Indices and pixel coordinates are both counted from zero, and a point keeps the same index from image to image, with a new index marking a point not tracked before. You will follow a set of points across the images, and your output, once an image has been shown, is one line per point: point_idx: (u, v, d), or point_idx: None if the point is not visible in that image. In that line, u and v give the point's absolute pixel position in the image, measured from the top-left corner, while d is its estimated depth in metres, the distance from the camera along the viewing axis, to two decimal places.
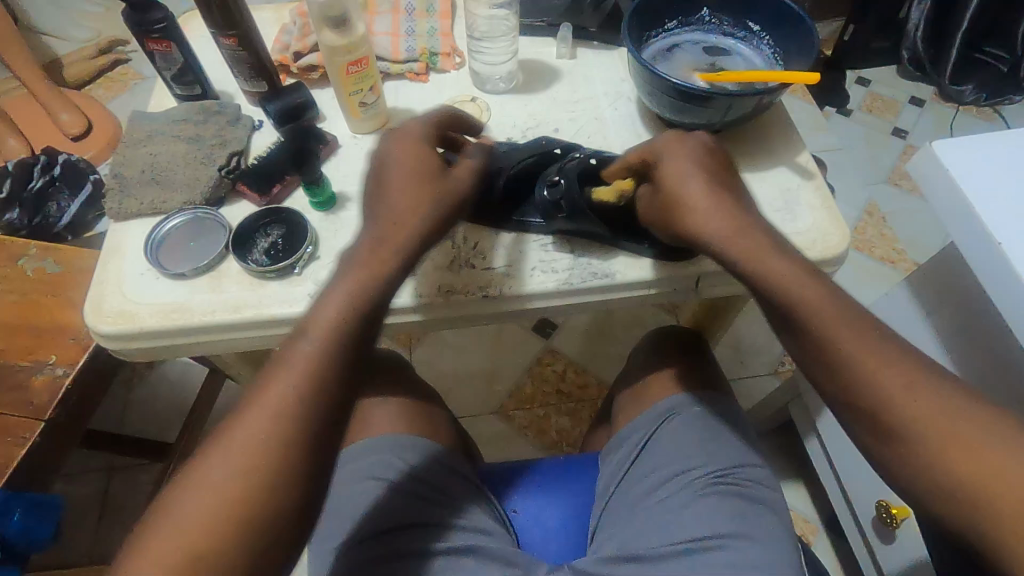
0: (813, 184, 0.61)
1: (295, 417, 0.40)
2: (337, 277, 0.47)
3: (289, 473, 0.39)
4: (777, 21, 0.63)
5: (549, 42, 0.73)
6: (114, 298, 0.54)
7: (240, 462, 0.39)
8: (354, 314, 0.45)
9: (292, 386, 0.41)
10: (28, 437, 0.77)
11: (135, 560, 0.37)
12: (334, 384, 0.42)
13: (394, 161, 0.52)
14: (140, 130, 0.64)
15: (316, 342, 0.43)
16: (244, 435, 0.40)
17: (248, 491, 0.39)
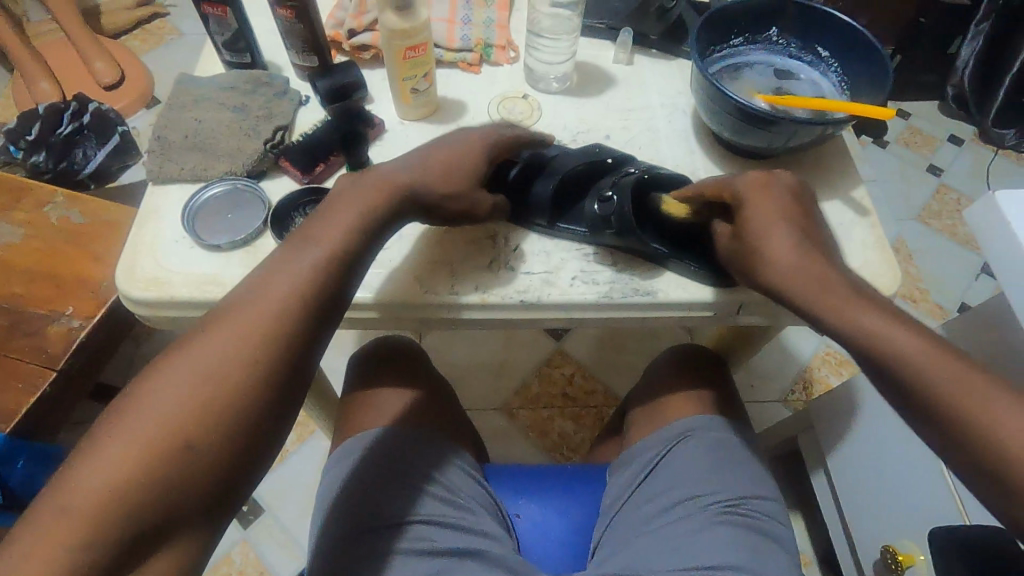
0: (867, 221, 0.59)
1: (267, 342, 0.40)
2: (339, 203, 0.48)
3: (251, 394, 0.39)
4: (848, 49, 0.61)
5: (607, 45, 0.71)
6: (146, 263, 0.54)
7: (224, 359, 0.39)
8: (354, 253, 0.46)
9: (290, 290, 0.42)
10: (39, 385, 0.76)
11: (108, 441, 0.35)
12: (327, 295, 0.44)
13: (439, 153, 0.53)
14: (186, 94, 0.63)
15: (319, 252, 0.44)
16: (216, 347, 0.39)
17: (208, 404, 0.37)
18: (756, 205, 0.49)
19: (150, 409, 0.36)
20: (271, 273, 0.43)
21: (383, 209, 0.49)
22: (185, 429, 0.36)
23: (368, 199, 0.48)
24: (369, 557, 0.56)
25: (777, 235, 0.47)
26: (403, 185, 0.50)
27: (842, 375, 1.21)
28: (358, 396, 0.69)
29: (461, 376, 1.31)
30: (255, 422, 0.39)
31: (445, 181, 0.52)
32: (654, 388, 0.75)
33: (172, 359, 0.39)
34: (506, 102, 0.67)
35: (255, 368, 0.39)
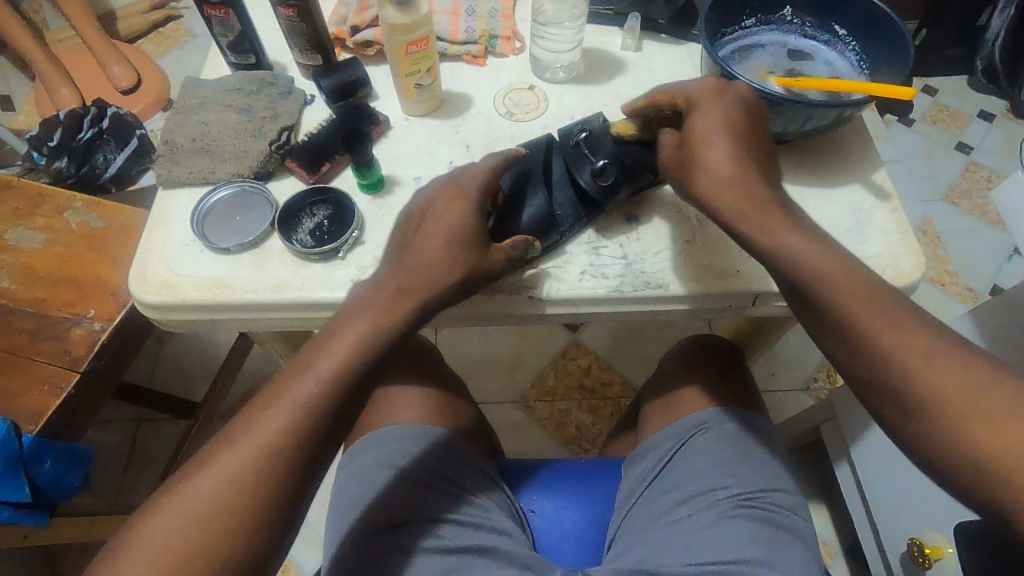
0: (888, 206, 0.57)
1: (273, 468, 0.40)
2: (347, 316, 0.45)
3: (257, 525, 0.39)
4: (866, 26, 0.58)
5: (615, 31, 0.70)
6: (157, 267, 0.54)
7: (223, 495, 0.39)
8: (365, 373, 0.44)
9: (289, 422, 0.41)
10: (63, 387, 0.78)
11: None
12: (332, 428, 0.42)
13: (439, 218, 0.49)
14: (192, 97, 0.63)
15: (319, 386, 0.42)
16: (224, 473, 0.39)
17: (215, 534, 0.38)
18: (700, 114, 0.49)
19: (161, 535, 0.38)
20: (286, 390, 0.42)
21: (390, 325, 0.45)
22: (196, 556, 0.38)
23: (383, 306, 0.46)
24: (384, 554, 0.56)
25: (715, 146, 0.47)
26: (412, 284, 0.47)
27: None
28: (371, 393, 0.70)
29: (477, 370, 1.31)
30: (260, 551, 0.40)
31: (449, 261, 0.48)
32: (668, 380, 0.73)
33: (188, 478, 0.40)
34: (511, 94, 0.66)
35: (262, 499, 0.40)
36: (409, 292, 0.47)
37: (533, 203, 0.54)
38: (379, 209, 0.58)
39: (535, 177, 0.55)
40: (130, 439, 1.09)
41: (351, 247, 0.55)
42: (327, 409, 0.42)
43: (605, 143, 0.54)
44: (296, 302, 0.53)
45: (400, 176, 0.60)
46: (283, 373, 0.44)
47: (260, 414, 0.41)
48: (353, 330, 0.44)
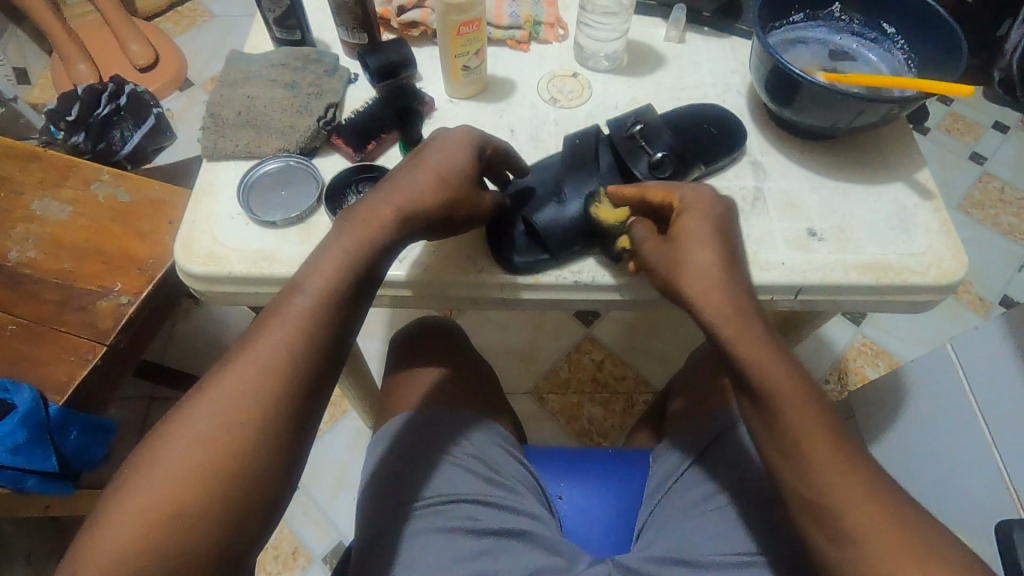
0: (931, 205, 0.58)
1: (270, 384, 0.41)
2: (334, 235, 0.47)
3: (270, 434, 0.40)
4: (917, 25, 0.58)
5: (658, 23, 0.70)
6: (203, 238, 0.54)
7: (222, 414, 0.39)
8: (352, 290, 0.45)
9: (283, 339, 0.42)
10: (90, 359, 0.78)
11: (123, 502, 0.37)
12: (326, 344, 0.43)
13: (421, 163, 0.50)
14: (237, 71, 0.63)
15: (310, 299, 0.43)
16: (232, 387, 0.40)
17: (229, 444, 0.39)
18: (688, 220, 0.50)
19: (173, 452, 0.38)
20: (284, 306, 0.43)
21: (377, 244, 0.46)
22: (202, 472, 0.38)
23: (369, 227, 0.46)
24: (417, 532, 0.57)
25: (703, 247, 0.48)
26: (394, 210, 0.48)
27: (878, 366, 1.19)
28: (402, 375, 0.70)
29: (490, 361, 1.31)
30: (276, 462, 0.40)
31: (433, 188, 0.48)
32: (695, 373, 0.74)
33: (195, 400, 0.40)
34: (555, 81, 0.66)
35: (270, 407, 0.40)
36: (392, 217, 0.47)
37: (585, 184, 0.54)
38: None
39: (589, 163, 0.55)
40: (144, 416, 1.09)
41: None
42: (326, 320, 0.43)
43: (663, 136, 0.55)
44: None
45: None
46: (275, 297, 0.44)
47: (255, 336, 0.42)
48: (337, 248, 0.45)
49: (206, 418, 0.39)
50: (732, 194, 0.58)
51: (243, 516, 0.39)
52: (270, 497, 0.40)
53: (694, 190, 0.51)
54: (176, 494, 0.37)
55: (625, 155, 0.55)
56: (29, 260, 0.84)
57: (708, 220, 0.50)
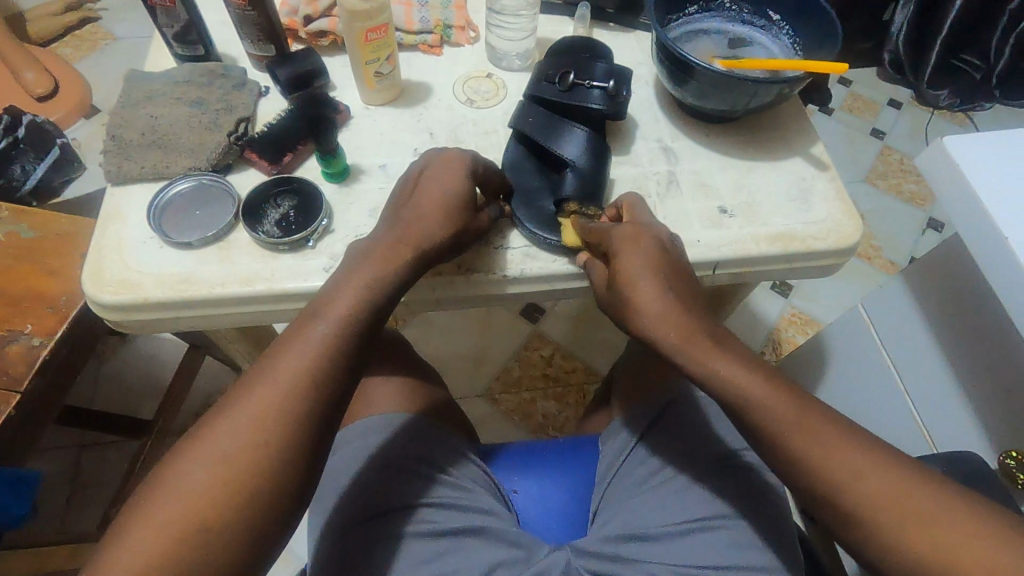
0: (828, 175, 0.62)
1: (294, 407, 0.41)
2: (353, 264, 0.48)
3: (286, 459, 0.40)
4: (799, 11, 0.63)
5: (566, 21, 0.72)
6: (114, 267, 0.52)
7: (243, 434, 0.40)
8: (371, 316, 0.46)
9: (305, 363, 0.42)
10: (2, 409, 0.73)
11: (139, 525, 0.37)
12: (344, 368, 0.44)
13: (424, 193, 0.52)
14: (139, 91, 0.60)
15: (331, 325, 0.44)
16: (248, 409, 0.41)
17: (246, 468, 0.39)
18: (624, 262, 0.51)
19: (194, 472, 0.39)
20: (303, 332, 0.44)
21: (393, 271, 0.48)
22: (223, 490, 0.38)
23: (383, 259, 0.48)
24: (374, 543, 0.56)
25: (642, 286, 0.49)
26: (409, 235, 0.50)
27: (807, 334, 1.26)
28: None
29: (442, 367, 1.31)
30: (292, 488, 0.40)
31: (439, 212, 0.50)
32: (633, 355, 0.76)
33: (216, 421, 0.41)
34: (470, 82, 0.67)
35: (287, 432, 0.41)
36: (399, 247, 0.49)
37: (572, 143, 0.57)
38: (346, 198, 0.58)
39: (559, 127, 0.57)
40: (73, 464, 1.02)
41: (321, 236, 0.55)
42: (342, 348, 0.44)
43: (596, 67, 0.58)
44: (269, 294, 0.52)
45: (365, 165, 0.60)
46: (296, 321, 0.45)
47: (275, 361, 0.43)
48: (359, 275, 0.47)
49: (226, 439, 0.40)
50: (647, 179, 0.61)
51: (256, 539, 0.39)
52: (287, 514, 0.41)
53: (624, 233, 0.52)
54: (195, 514, 0.38)
55: (577, 105, 0.57)
56: None
57: (648, 260, 0.50)
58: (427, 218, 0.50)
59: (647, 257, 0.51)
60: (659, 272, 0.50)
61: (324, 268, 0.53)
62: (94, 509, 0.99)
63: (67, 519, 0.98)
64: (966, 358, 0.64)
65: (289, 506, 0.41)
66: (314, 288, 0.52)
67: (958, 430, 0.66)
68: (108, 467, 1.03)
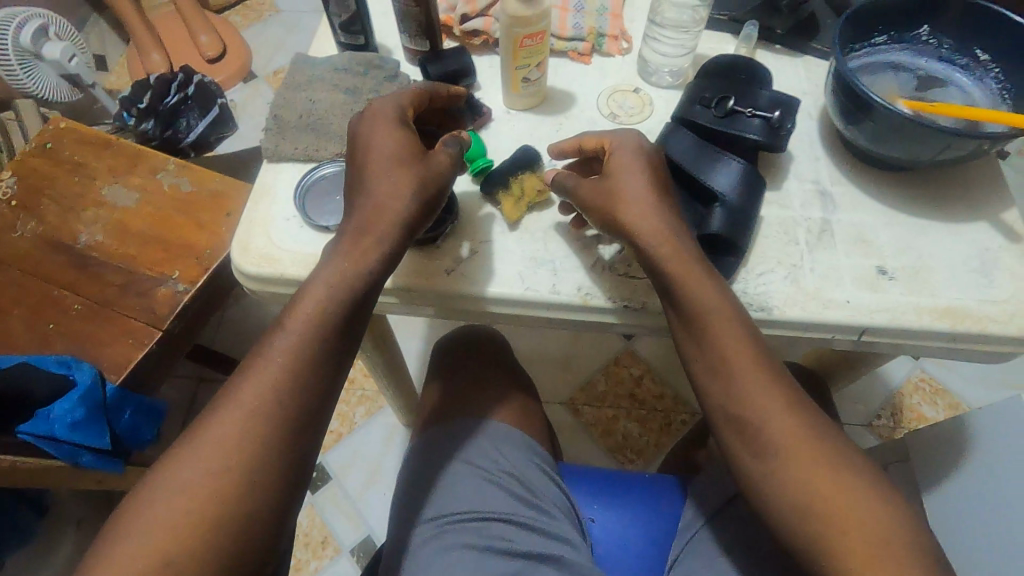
0: (1019, 249, 0.53)
1: (262, 429, 0.42)
2: (325, 259, 0.47)
3: (262, 482, 0.41)
4: (1016, 54, 0.54)
5: (729, 39, 0.67)
6: (260, 239, 0.55)
7: (213, 461, 0.41)
8: (341, 326, 0.46)
9: (273, 381, 0.43)
10: (146, 343, 0.82)
11: (111, 553, 0.39)
12: (313, 383, 0.44)
13: (375, 145, 0.49)
14: (302, 74, 0.64)
15: (293, 334, 0.44)
16: (223, 426, 0.42)
17: (219, 491, 0.40)
18: (617, 153, 0.51)
19: (165, 500, 0.40)
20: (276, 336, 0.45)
21: (360, 275, 0.46)
22: (196, 519, 0.40)
23: (347, 261, 0.46)
24: (448, 549, 0.56)
25: (631, 177, 0.50)
26: (375, 222, 0.47)
27: (936, 406, 1.10)
28: (445, 387, 0.71)
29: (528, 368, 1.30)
30: (266, 511, 0.42)
31: (395, 172, 0.48)
32: None
33: (187, 449, 0.42)
34: (615, 96, 0.64)
35: (272, 436, 0.42)
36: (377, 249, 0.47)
37: (724, 174, 0.52)
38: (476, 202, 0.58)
39: (711, 157, 0.53)
40: (192, 395, 1.14)
41: (447, 237, 0.55)
42: (318, 352, 0.45)
43: (759, 96, 0.54)
44: (393, 288, 0.53)
45: None
46: (261, 335, 0.46)
47: (239, 383, 0.44)
48: (324, 277, 0.46)
49: (195, 468, 0.41)
50: (797, 224, 0.55)
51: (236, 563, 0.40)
52: (264, 538, 0.42)
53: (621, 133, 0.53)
54: (192, 519, 0.40)
55: (732, 134, 0.53)
56: (97, 243, 0.88)
57: (635, 149, 0.51)
58: (390, 175, 0.48)
59: (644, 157, 0.51)
60: (644, 155, 0.51)
61: (449, 269, 0.54)
62: None
63: None
64: None
65: (266, 527, 0.42)
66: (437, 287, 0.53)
67: None
68: None
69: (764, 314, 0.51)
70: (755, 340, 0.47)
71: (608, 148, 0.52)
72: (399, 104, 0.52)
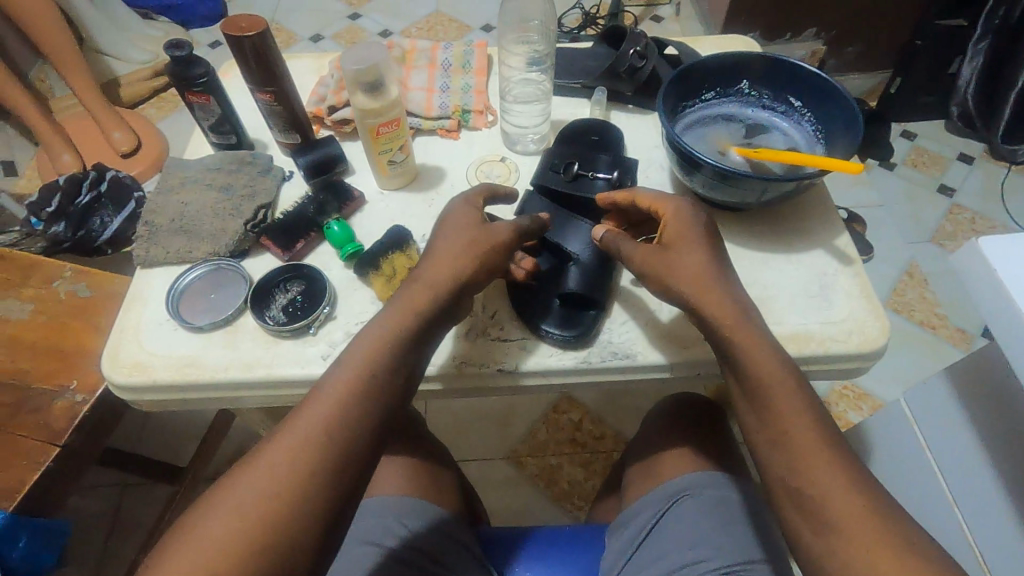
0: (851, 270, 0.58)
1: (320, 452, 0.40)
2: (382, 310, 0.49)
3: (315, 506, 0.39)
4: (820, 99, 0.61)
5: (584, 103, 0.72)
6: (131, 349, 0.55)
7: (268, 481, 0.39)
8: (400, 360, 0.46)
9: (327, 410, 0.42)
10: (42, 462, 0.78)
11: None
12: (370, 417, 0.43)
13: (452, 229, 0.53)
14: (175, 178, 0.65)
15: (354, 366, 0.45)
16: (281, 447, 0.41)
17: (269, 513, 0.38)
18: (671, 224, 0.51)
19: (214, 522, 0.38)
20: (337, 364, 0.46)
21: (418, 317, 0.48)
22: (245, 541, 0.37)
23: (406, 303, 0.48)
24: None
25: (692, 252, 0.49)
26: (436, 281, 0.49)
27: (860, 410, 1.12)
28: None
29: (468, 426, 1.29)
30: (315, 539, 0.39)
31: (468, 255, 0.50)
32: (651, 443, 0.72)
33: (243, 470, 0.40)
34: (483, 166, 0.68)
35: (332, 460, 0.41)
36: (433, 295, 0.49)
37: (578, 235, 0.57)
38: (350, 284, 0.59)
39: (562, 220, 0.58)
40: (112, 505, 1.08)
41: (322, 323, 0.56)
42: (382, 374, 0.45)
43: (600, 160, 0.59)
44: (267, 380, 0.53)
45: None
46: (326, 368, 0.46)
47: (302, 411, 0.43)
48: (385, 319, 0.48)
49: (250, 489, 0.39)
50: None
51: None
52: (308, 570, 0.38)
53: (677, 200, 0.52)
54: (252, 535, 0.37)
55: (580, 196, 0.58)
56: None
57: (695, 220, 0.51)
58: (463, 258, 0.50)
59: (701, 225, 0.51)
60: (700, 224, 0.51)
61: (321, 356, 0.54)
62: (127, 552, 1.04)
63: (102, 559, 1.03)
64: (1013, 480, 0.56)
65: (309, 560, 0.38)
66: (309, 377, 0.53)
67: (1008, 562, 0.56)
68: (145, 511, 1.08)
69: (631, 360, 0.55)
70: (802, 386, 0.45)
71: (663, 216, 0.52)
72: (478, 193, 0.56)
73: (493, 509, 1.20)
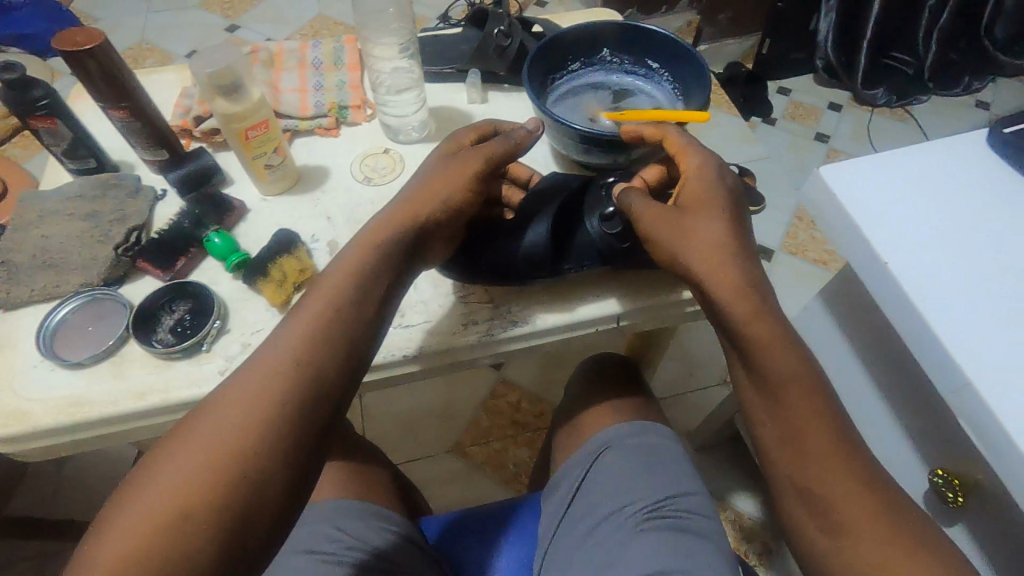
0: None
1: (289, 395, 0.40)
2: (341, 253, 0.48)
3: (279, 448, 0.38)
4: (673, 58, 0.65)
5: (460, 87, 0.74)
6: (3, 398, 0.51)
7: (235, 424, 0.38)
8: (363, 306, 0.45)
9: (289, 353, 0.41)
10: None
11: (116, 523, 0.35)
12: (336, 365, 0.42)
13: (440, 172, 0.52)
14: (31, 211, 0.61)
15: (313, 314, 0.44)
16: (243, 391, 0.40)
17: (233, 453, 0.37)
18: (691, 184, 0.50)
19: (174, 467, 0.37)
20: (276, 338, 0.43)
21: (375, 258, 0.47)
22: (210, 483, 0.36)
23: (361, 245, 0.48)
24: None
25: (706, 218, 0.48)
26: (399, 219, 0.50)
27: None
28: None
29: (407, 424, 1.27)
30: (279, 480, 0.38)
31: (447, 182, 0.51)
32: (574, 406, 0.75)
33: (200, 417, 0.39)
34: (367, 160, 0.68)
35: (299, 402, 0.40)
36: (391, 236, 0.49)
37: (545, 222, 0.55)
38: (241, 295, 0.57)
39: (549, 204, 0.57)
40: None
41: (215, 338, 0.54)
42: (345, 319, 0.44)
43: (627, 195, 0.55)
44: (163, 406, 0.51)
45: None
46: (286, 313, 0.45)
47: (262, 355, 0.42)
48: (350, 261, 0.47)
49: (211, 432, 0.38)
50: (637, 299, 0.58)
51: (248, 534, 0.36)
52: (273, 509, 0.37)
53: (700, 156, 0.51)
54: (214, 474, 0.36)
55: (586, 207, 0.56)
56: None
57: (715, 184, 0.49)
58: (447, 185, 0.51)
59: (720, 195, 0.49)
60: (720, 184, 0.50)
61: (218, 372, 0.52)
62: None
63: None
64: (885, 381, 0.62)
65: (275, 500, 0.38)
66: (207, 395, 0.51)
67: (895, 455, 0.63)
68: None
69: (535, 326, 0.57)
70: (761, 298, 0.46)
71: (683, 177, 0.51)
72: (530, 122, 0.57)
73: (445, 503, 1.20)
